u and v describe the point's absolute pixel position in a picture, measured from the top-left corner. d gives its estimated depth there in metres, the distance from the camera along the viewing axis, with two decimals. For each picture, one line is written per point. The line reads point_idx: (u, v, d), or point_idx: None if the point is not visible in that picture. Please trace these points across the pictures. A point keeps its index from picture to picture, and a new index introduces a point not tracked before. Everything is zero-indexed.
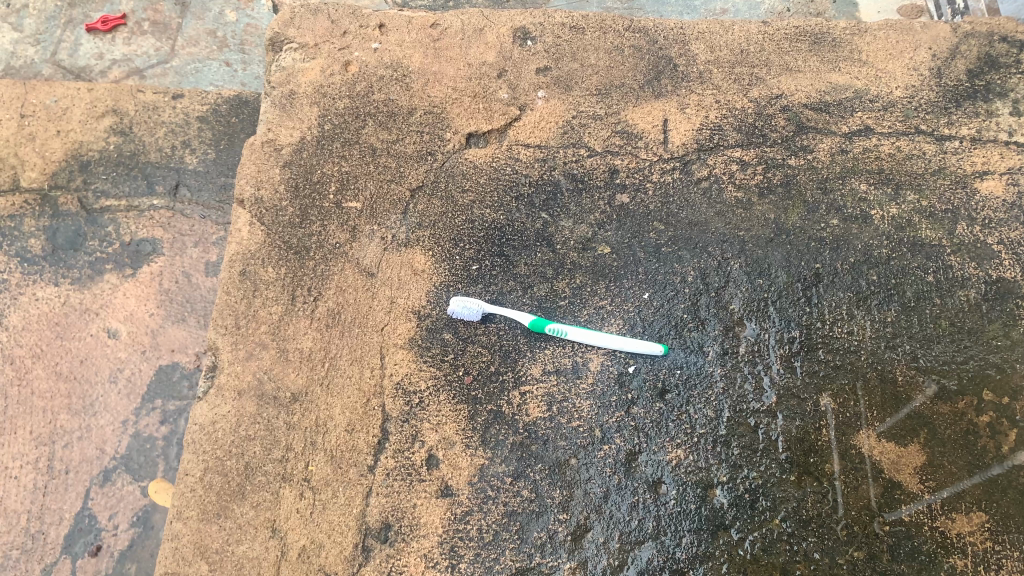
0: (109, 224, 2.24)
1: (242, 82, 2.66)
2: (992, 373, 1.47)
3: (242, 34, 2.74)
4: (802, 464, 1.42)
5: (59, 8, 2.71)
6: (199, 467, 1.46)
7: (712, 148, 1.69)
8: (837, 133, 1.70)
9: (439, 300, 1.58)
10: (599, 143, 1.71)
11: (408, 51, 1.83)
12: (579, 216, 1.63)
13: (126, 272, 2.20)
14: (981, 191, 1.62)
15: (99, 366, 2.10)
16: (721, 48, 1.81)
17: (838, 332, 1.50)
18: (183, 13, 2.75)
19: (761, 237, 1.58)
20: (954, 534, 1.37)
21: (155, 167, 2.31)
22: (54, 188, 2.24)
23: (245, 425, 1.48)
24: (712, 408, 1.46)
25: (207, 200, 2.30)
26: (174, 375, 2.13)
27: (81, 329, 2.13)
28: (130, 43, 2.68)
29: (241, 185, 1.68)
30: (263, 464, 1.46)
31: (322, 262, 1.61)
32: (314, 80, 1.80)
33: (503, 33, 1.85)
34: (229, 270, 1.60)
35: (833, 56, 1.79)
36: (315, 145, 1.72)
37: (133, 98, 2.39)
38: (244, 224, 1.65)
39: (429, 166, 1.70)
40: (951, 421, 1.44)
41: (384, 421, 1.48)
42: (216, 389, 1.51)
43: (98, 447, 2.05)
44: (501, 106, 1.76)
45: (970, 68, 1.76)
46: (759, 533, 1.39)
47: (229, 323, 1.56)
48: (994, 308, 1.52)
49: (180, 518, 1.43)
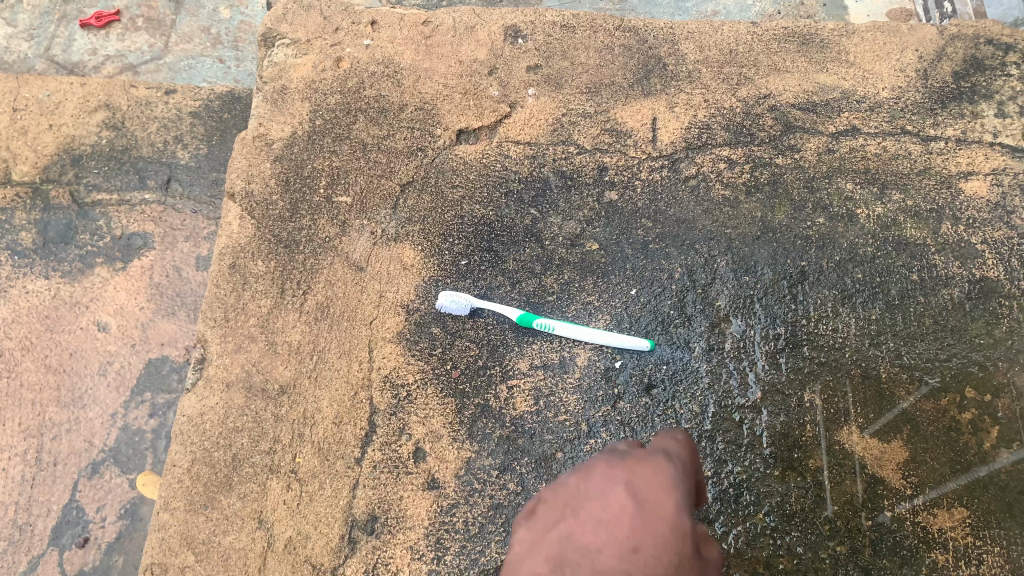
0: (101, 218, 2.23)
1: (236, 79, 2.68)
2: (974, 370, 1.48)
3: (236, 31, 2.74)
4: (787, 459, 1.44)
5: (53, 4, 2.71)
6: (186, 458, 1.47)
7: (701, 147, 1.70)
8: (825, 133, 1.71)
9: (427, 295, 1.59)
10: (589, 140, 1.72)
11: (400, 48, 1.84)
12: (567, 212, 1.64)
13: (117, 266, 2.19)
14: (965, 192, 1.64)
15: (89, 358, 2.10)
16: (711, 48, 1.82)
17: (823, 329, 1.52)
18: (177, 9, 2.74)
19: (748, 235, 1.60)
20: (936, 529, 1.38)
21: (149, 161, 2.28)
22: (46, 182, 2.22)
23: (234, 417, 1.49)
24: (697, 404, 1.48)
25: (199, 195, 2.28)
26: (164, 369, 2.13)
27: (71, 322, 2.12)
28: (124, 39, 2.69)
29: (232, 180, 1.70)
30: (251, 456, 1.46)
31: (313, 256, 1.62)
32: (306, 75, 1.81)
33: (495, 31, 1.86)
34: (218, 263, 1.61)
35: (821, 57, 1.81)
36: (306, 140, 1.73)
37: (126, 94, 2.35)
38: (235, 218, 1.66)
39: (420, 162, 1.71)
40: (933, 417, 1.45)
41: (372, 414, 1.49)
42: (205, 380, 1.52)
43: (87, 440, 2.05)
44: (492, 103, 1.77)
45: (955, 71, 1.78)
46: (743, 527, 1.40)
47: (218, 315, 1.57)
48: (977, 307, 1.53)
49: (168, 509, 1.44)
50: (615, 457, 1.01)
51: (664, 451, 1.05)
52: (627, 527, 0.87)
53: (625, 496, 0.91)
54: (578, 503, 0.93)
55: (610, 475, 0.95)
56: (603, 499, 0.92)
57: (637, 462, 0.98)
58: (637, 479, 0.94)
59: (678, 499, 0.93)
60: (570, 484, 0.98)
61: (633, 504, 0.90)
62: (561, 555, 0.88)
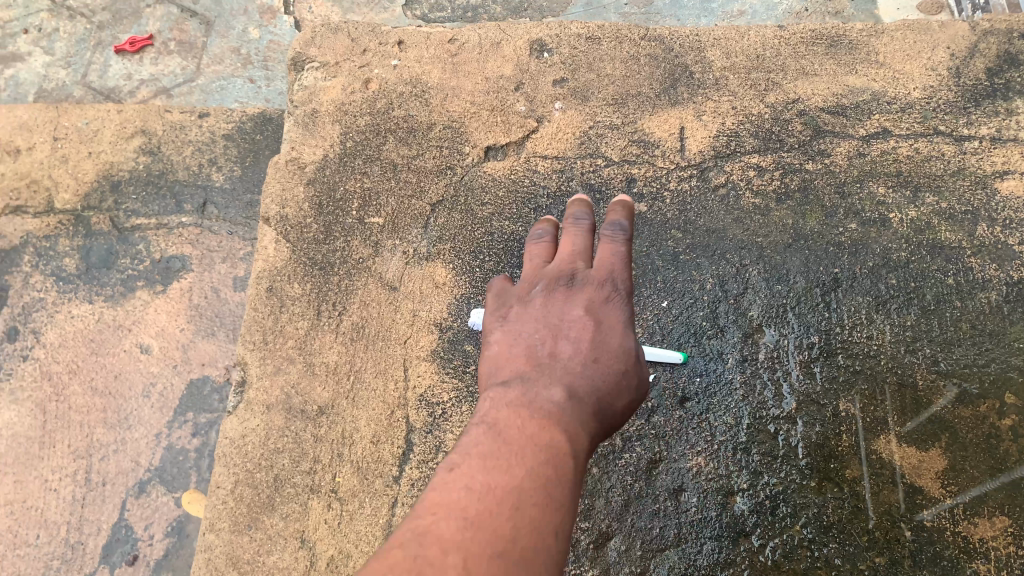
0: (140, 242, 2.28)
1: (266, 98, 2.71)
2: (1014, 375, 1.46)
3: (266, 51, 2.77)
4: (823, 469, 1.43)
5: (89, 31, 2.79)
6: (230, 480, 1.51)
7: (730, 155, 1.69)
8: (856, 137, 1.69)
9: (460, 313, 1.60)
10: (616, 152, 1.72)
11: (427, 67, 1.86)
12: (597, 225, 1.65)
13: (157, 289, 2.24)
14: (1002, 192, 1.61)
15: (133, 381, 2.15)
16: (738, 54, 1.81)
17: (858, 337, 1.50)
18: (208, 31, 2.79)
19: (779, 243, 1.59)
20: (976, 539, 1.36)
21: (184, 185, 2.33)
22: (87, 209, 2.30)
23: (274, 438, 1.53)
24: (731, 416, 1.47)
25: (234, 217, 2.33)
26: (206, 389, 2.17)
27: (115, 345, 2.17)
28: (158, 63, 2.76)
29: (267, 205, 1.74)
30: (292, 476, 1.50)
31: (347, 277, 1.65)
32: (336, 98, 1.84)
33: (520, 46, 1.87)
34: (256, 287, 1.66)
35: (850, 59, 1.79)
36: (338, 162, 1.76)
37: (161, 119, 2.40)
38: (270, 242, 1.70)
39: (449, 180, 1.73)
40: (972, 424, 1.43)
41: (408, 432, 1.51)
42: (246, 403, 1.56)
43: (133, 460, 2.10)
44: (519, 119, 1.78)
45: (989, 67, 1.74)
46: (780, 539, 1.39)
47: (257, 339, 1.61)
48: (1016, 310, 1.50)
49: (213, 530, 1.48)
50: (573, 283, 1.26)
51: (610, 266, 1.29)
52: (589, 344, 1.17)
53: (586, 316, 1.20)
54: (552, 323, 1.21)
55: (573, 297, 1.24)
56: (570, 319, 1.21)
57: (591, 293, 1.24)
58: (596, 305, 1.22)
59: (624, 319, 1.22)
60: (537, 300, 1.26)
61: (592, 322, 1.20)
62: (540, 356, 1.16)
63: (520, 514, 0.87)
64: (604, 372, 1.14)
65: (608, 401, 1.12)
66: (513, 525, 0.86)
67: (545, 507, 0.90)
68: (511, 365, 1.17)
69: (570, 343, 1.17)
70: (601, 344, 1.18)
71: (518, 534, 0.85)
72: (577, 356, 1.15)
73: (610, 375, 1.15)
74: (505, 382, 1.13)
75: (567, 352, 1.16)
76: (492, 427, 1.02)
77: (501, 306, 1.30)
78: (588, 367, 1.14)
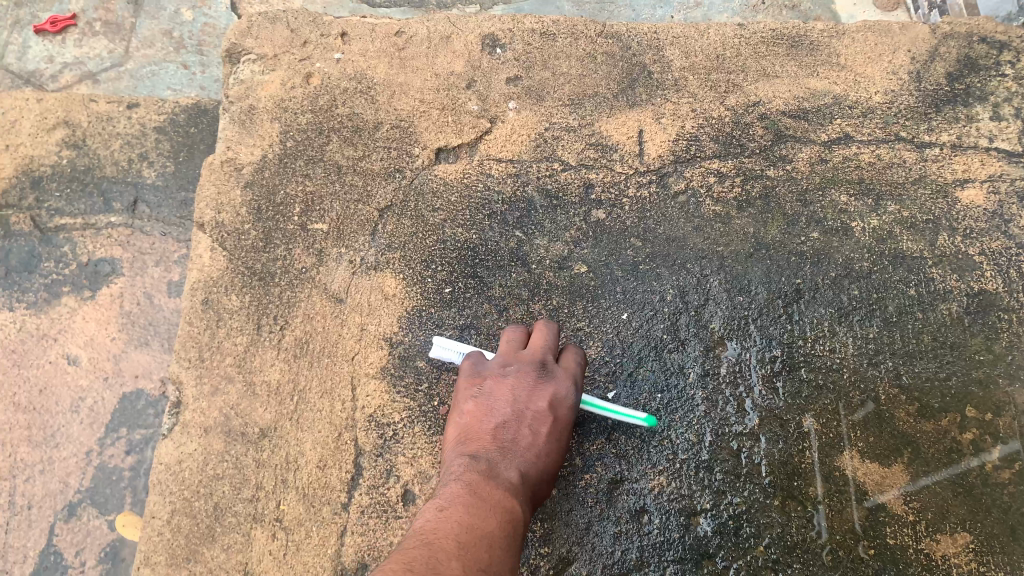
0: (65, 243, 2.13)
1: (201, 86, 2.55)
2: (974, 389, 1.45)
3: (200, 34, 2.61)
4: (786, 487, 1.40)
5: (5, 8, 2.58)
6: (166, 510, 1.41)
7: (689, 160, 1.64)
8: (817, 142, 1.65)
9: (411, 327, 1.52)
10: (573, 156, 1.65)
11: (372, 61, 1.75)
12: (554, 233, 1.58)
13: (85, 294, 2.10)
14: (962, 201, 1.59)
15: (60, 395, 2.01)
16: (697, 54, 1.75)
17: (820, 349, 1.48)
18: (137, 12, 2.61)
19: (741, 252, 1.55)
20: (940, 556, 1.35)
21: (113, 182, 2.18)
22: (6, 207, 2.14)
23: (214, 463, 1.43)
24: (694, 433, 1.43)
25: (167, 217, 2.19)
26: (139, 404, 2.04)
27: (38, 356, 2.03)
28: (83, 45, 2.57)
29: (201, 209, 1.62)
30: (232, 505, 1.41)
31: (289, 288, 1.55)
32: (275, 94, 1.72)
33: (472, 41, 1.77)
34: (191, 300, 1.55)
35: (811, 60, 1.74)
36: (278, 163, 1.65)
37: (85, 108, 2.24)
38: (205, 250, 1.59)
39: (398, 184, 1.63)
40: (934, 439, 1.42)
41: (357, 456, 1.43)
42: (181, 426, 1.46)
43: (62, 480, 1.96)
44: (471, 119, 1.69)
45: (949, 72, 1.72)
46: (744, 560, 1.36)
47: (193, 355, 1.51)
48: (976, 322, 1.49)
49: (148, 564, 1.38)
50: (543, 373, 1.32)
51: (574, 368, 1.35)
52: (544, 432, 1.27)
53: (550, 404, 1.29)
54: (517, 401, 1.29)
55: (543, 385, 1.31)
56: (535, 404, 1.29)
57: (553, 376, 1.32)
58: (560, 390, 1.31)
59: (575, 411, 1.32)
60: (507, 383, 1.31)
61: (554, 411, 1.29)
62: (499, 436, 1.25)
63: (493, 550, 1.06)
64: (548, 458, 1.26)
65: (543, 487, 1.26)
66: (489, 557, 1.04)
67: (510, 553, 1.09)
68: (478, 442, 1.26)
69: (537, 420, 1.27)
70: (557, 431, 1.28)
71: (494, 562, 1.04)
72: (534, 440, 1.26)
73: (552, 458, 1.27)
74: (471, 455, 1.24)
75: (532, 431, 1.26)
76: (466, 488, 1.16)
77: (472, 375, 1.35)
78: (538, 455, 1.25)
